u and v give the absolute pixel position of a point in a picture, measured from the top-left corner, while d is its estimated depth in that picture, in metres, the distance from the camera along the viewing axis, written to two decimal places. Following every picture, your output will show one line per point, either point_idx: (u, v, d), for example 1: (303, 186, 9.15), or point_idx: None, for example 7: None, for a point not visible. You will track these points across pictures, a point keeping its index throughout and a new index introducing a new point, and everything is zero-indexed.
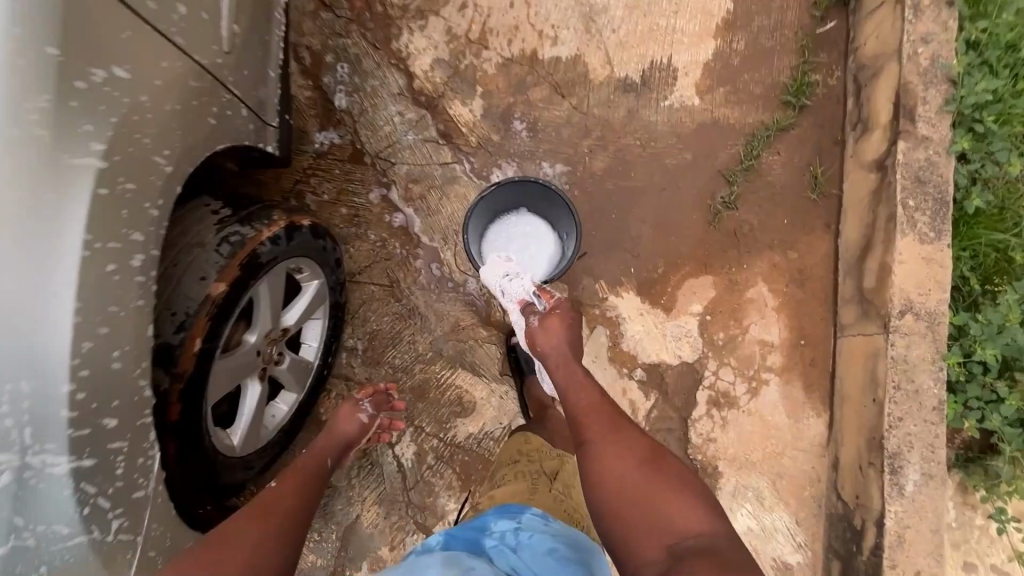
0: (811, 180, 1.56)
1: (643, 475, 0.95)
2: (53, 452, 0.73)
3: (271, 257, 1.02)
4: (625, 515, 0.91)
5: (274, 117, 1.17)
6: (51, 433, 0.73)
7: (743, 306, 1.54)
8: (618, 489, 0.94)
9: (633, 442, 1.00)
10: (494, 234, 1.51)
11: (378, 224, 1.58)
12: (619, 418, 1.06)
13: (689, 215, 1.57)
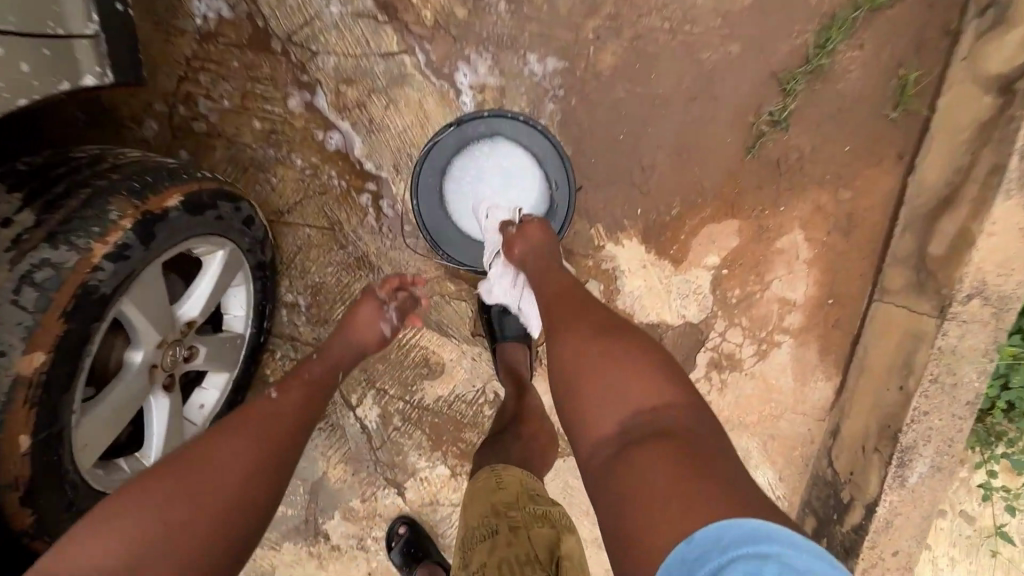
0: (896, 88, 1.14)
1: (608, 351, 0.85)
2: None
3: (116, 283, 0.74)
4: (585, 392, 0.83)
5: (85, 22, 0.78)
6: None
7: (769, 258, 1.25)
8: (578, 366, 0.85)
9: (597, 320, 0.92)
10: (459, 170, 1.15)
11: (305, 144, 1.18)
12: (583, 297, 0.98)
13: (720, 138, 1.19)
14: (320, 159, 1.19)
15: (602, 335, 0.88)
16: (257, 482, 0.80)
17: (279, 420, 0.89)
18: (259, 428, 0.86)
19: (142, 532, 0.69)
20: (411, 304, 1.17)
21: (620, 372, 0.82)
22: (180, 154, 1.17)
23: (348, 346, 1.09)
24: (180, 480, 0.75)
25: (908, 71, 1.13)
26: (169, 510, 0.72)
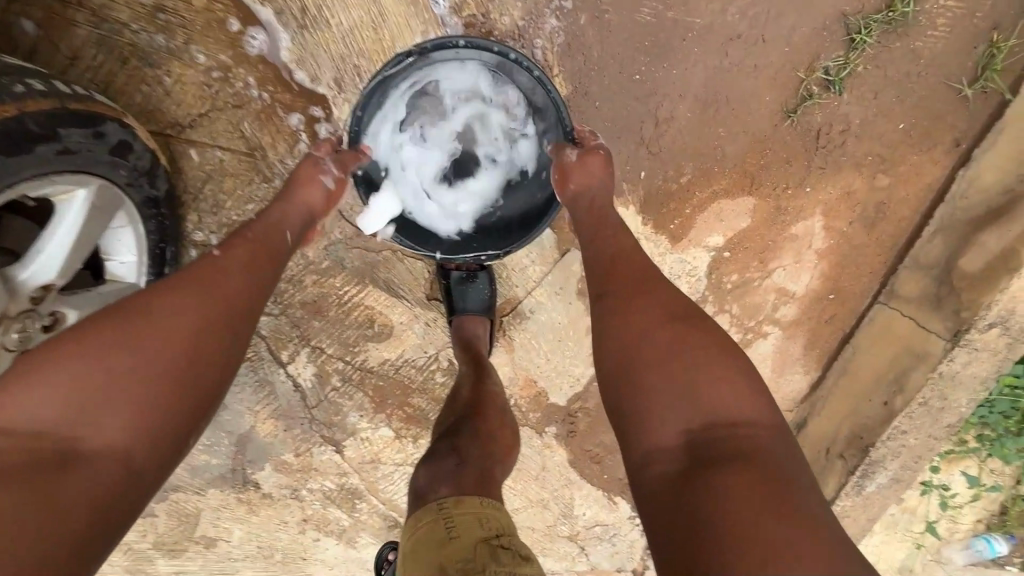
0: (982, 57, 0.91)
1: (677, 337, 0.65)
2: None
3: None
4: (646, 382, 0.64)
5: None
6: None
7: (778, 243, 1.08)
8: (639, 347, 0.66)
9: (669, 293, 0.71)
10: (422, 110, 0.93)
11: (210, 34, 0.86)
12: (644, 270, 0.74)
13: (759, 92, 0.94)
14: (234, 56, 0.87)
15: (673, 322, 0.67)
16: (217, 333, 0.61)
17: (246, 265, 0.68)
18: (200, 282, 0.63)
19: (76, 390, 0.53)
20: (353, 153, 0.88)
21: (695, 370, 0.63)
22: (23, 27, 0.82)
23: (304, 195, 0.81)
24: (116, 331, 0.57)
25: (1003, 36, 0.90)
26: (109, 365, 0.55)
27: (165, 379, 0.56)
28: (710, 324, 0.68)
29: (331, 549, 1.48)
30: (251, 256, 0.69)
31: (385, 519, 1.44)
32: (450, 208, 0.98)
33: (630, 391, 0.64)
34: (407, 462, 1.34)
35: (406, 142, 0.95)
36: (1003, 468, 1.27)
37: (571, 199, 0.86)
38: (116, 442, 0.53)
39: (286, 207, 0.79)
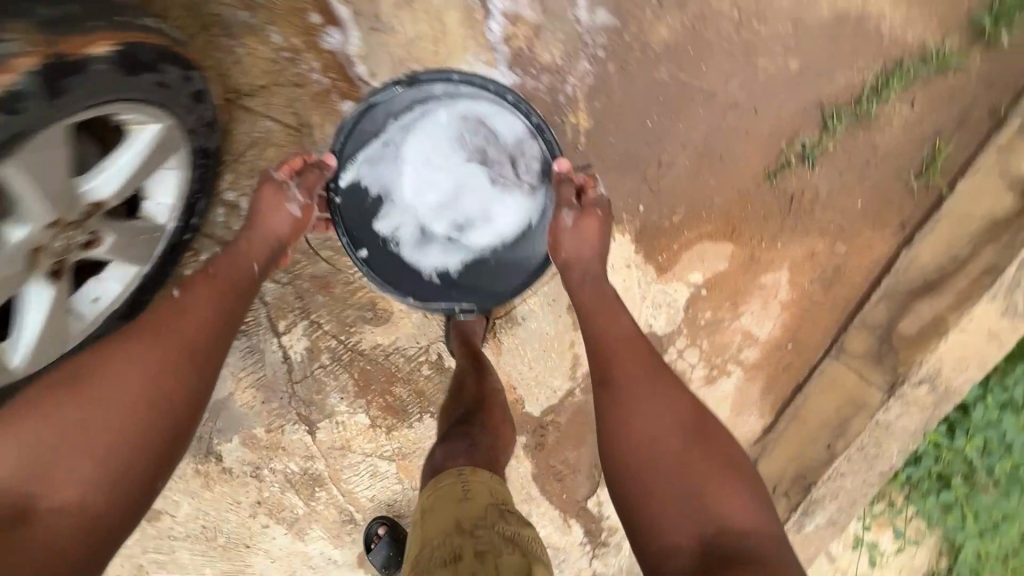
0: (927, 157, 1.09)
1: (685, 442, 0.78)
2: None
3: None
4: (654, 487, 0.75)
5: None
6: None
7: (748, 289, 1.22)
8: (648, 455, 0.77)
9: (678, 395, 0.83)
10: (419, 152, 1.07)
11: (290, 20, 0.97)
12: (659, 368, 0.86)
13: (748, 153, 1.10)
14: (305, 42, 0.98)
15: (683, 427, 0.80)
16: (161, 381, 0.71)
17: (194, 305, 0.78)
18: (153, 334, 0.74)
19: (37, 451, 0.65)
20: (317, 178, 0.97)
21: (693, 470, 0.75)
22: None
23: (268, 226, 0.91)
24: (67, 394, 0.67)
25: (943, 143, 1.09)
26: (66, 425, 0.66)
27: (119, 430, 0.67)
28: (717, 432, 0.81)
29: (281, 536, 1.46)
30: (205, 298, 0.80)
31: (342, 512, 1.44)
32: (433, 252, 1.11)
33: (633, 483, 0.77)
34: (375, 454, 1.37)
35: (401, 181, 1.08)
36: (926, 532, 1.31)
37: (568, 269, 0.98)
38: (76, 490, 0.64)
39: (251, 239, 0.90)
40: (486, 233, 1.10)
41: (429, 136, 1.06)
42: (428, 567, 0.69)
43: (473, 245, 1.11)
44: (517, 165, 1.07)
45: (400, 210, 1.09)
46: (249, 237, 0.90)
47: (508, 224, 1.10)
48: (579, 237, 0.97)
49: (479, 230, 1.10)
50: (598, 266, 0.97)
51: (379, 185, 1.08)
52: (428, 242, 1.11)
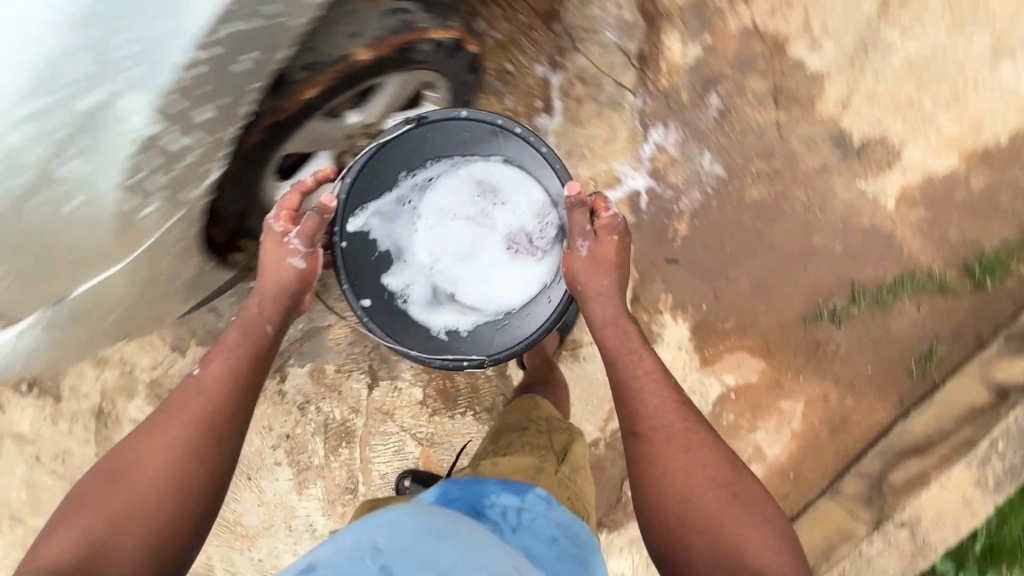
0: (925, 350, 1.41)
1: (716, 501, 0.91)
2: (81, 159, 0.70)
3: (421, 61, 0.97)
4: (693, 549, 0.89)
5: None
6: (96, 133, 0.69)
7: (769, 409, 1.46)
8: (688, 519, 0.91)
9: (715, 457, 0.95)
10: (431, 213, 1.21)
11: (520, 96, 1.44)
12: (700, 427, 0.97)
13: (793, 299, 1.44)
14: (520, 110, 1.44)
15: (719, 488, 0.92)
16: (186, 459, 0.84)
17: (212, 380, 0.90)
18: (181, 413, 0.87)
19: (86, 539, 0.78)
20: (314, 222, 1.04)
21: (721, 525, 0.89)
22: None
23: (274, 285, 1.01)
24: (113, 484, 0.83)
25: (938, 344, 1.41)
26: (109, 512, 0.81)
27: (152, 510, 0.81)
28: (752, 493, 0.93)
29: (283, 481, 1.53)
30: (218, 372, 0.92)
31: (350, 480, 1.53)
32: (444, 312, 1.21)
33: (678, 547, 0.91)
34: (408, 431, 1.51)
35: (411, 237, 1.21)
36: None
37: (594, 324, 1.09)
38: (126, 562, 0.78)
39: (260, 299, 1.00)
40: (499, 294, 1.21)
41: (437, 198, 1.21)
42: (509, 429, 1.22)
43: (479, 307, 1.21)
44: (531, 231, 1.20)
45: (415, 266, 1.21)
46: (264, 297, 1.00)
47: (519, 290, 1.21)
48: (599, 264, 1.10)
49: (490, 295, 1.21)
50: (615, 289, 1.10)
51: (390, 239, 1.20)
52: (442, 298, 1.22)
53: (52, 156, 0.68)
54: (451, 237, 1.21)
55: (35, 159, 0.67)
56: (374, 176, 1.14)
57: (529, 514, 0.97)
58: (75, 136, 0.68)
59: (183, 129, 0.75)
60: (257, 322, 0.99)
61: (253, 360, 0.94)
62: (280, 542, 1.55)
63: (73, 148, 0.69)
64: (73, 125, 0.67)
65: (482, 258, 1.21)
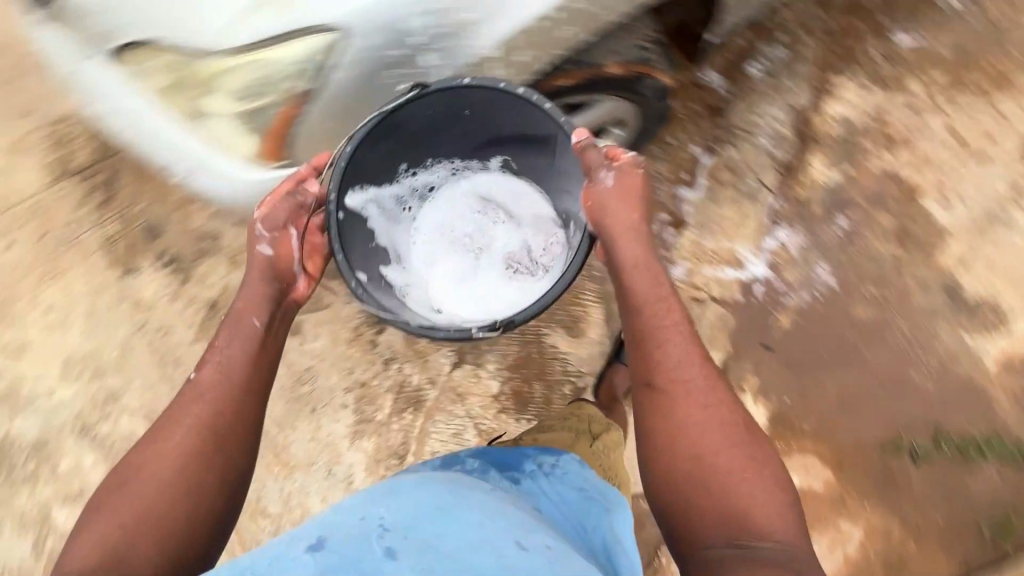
0: (1001, 517, 1.41)
1: (730, 462, 0.94)
2: (431, 58, 0.91)
3: (636, 95, 1.17)
4: (692, 496, 0.93)
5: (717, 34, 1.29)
6: (451, 47, 0.91)
7: (827, 525, 1.44)
8: (689, 467, 0.95)
9: (734, 422, 0.98)
10: (431, 221, 1.29)
11: (672, 165, 1.62)
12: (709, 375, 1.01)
13: (877, 423, 1.47)
14: (668, 174, 1.62)
15: (724, 429, 0.97)
16: (189, 459, 0.89)
17: (211, 384, 0.95)
18: (183, 418, 0.93)
19: (104, 539, 0.83)
20: (283, 207, 0.99)
21: (731, 485, 0.92)
22: None
23: (260, 271, 1.00)
24: (122, 490, 0.88)
25: (1016, 515, 1.40)
26: (121, 513, 0.85)
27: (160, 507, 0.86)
28: (767, 459, 0.96)
29: (340, 428, 1.59)
30: (216, 376, 0.96)
31: (403, 447, 1.57)
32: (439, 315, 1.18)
33: (680, 497, 0.94)
34: (475, 419, 1.58)
35: (406, 243, 1.27)
36: None
37: (622, 267, 1.06)
38: (149, 552, 0.83)
39: (247, 294, 1.01)
40: (496, 305, 1.21)
41: (437, 212, 1.29)
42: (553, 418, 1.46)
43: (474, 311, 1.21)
44: (531, 249, 1.26)
45: (414, 272, 1.25)
46: (248, 288, 1.01)
47: (516, 304, 1.20)
48: (619, 203, 1.06)
49: (487, 306, 1.21)
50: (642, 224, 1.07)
51: (387, 238, 1.22)
52: (439, 303, 1.22)
53: (418, 52, 0.89)
54: (448, 247, 1.28)
55: (406, 48, 0.88)
56: (370, 147, 1.04)
57: (563, 469, 1.19)
58: (439, 43, 0.89)
59: (503, 64, 0.96)
60: (246, 315, 1.00)
61: (250, 359, 0.98)
62: (313, 483, 1.57)
63: (432, 50, 0.90)
64: (446, 36, 0.89)
65: (479, 270, 1.26)
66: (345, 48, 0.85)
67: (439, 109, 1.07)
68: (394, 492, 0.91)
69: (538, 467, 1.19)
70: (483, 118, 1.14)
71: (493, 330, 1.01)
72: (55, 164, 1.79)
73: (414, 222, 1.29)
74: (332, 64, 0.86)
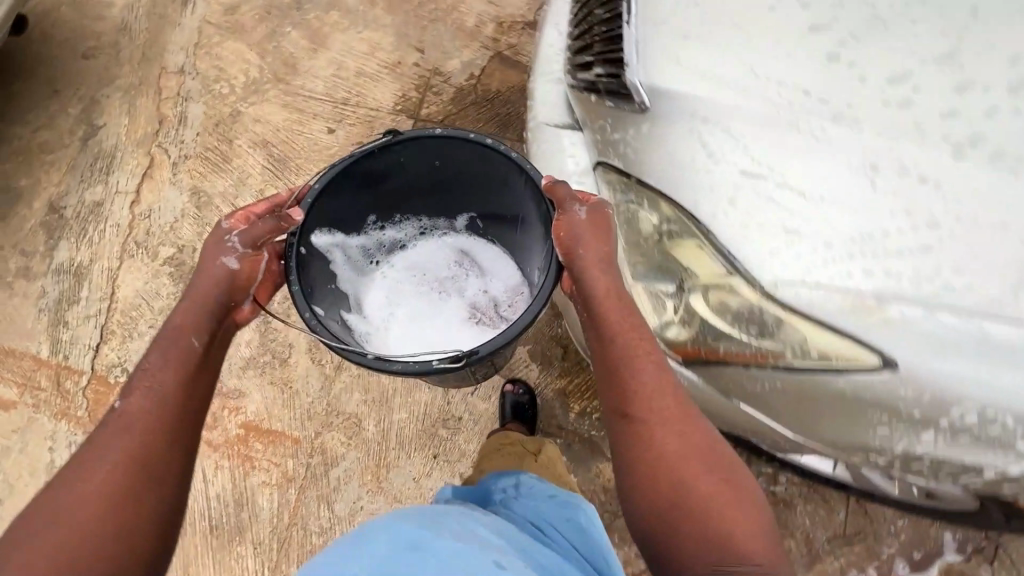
0: None
1: (710, 484, 0.81)
2: (928, 435, 0.75)
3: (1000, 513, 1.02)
4: (673, 533, 0.79)
5: None
6: (961, 443, 0.74)
7: None
8: (662, 505, 0.81)
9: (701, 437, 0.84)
10: (399, 271, 1.60)
11: (912, 534, 1.42)
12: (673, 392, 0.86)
13: None
14: (903, 539, 1.42)
15: (692, 448, 0.83)
16: (117, 475, 0.87)
17: (140, 414, 0.93)
18: (109, 445, 0.90)
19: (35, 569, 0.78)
20: (269, 225, 1.16)
21: (711, 507, 0.79)
22: None
23: (226, 289, 1.10)
24: (39, 527, 0.82)
25: None
26: (46, 542, 0.81)
27: (89, 527, 0.82)
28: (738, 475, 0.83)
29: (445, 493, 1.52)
30: (145, 404, 0.95)
31: None
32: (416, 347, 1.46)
33: (660, 535, 0.80)
34: None
35: (373, 293, 1.57)
36: None
37: (592, 298, 0.89)
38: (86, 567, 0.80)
39: (189, 309, 1.06)
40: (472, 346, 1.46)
41: (408, 260, 1.61)
42: (493, 452, 1.42)
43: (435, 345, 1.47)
44: (495, 301, 1.57)
45: (393, 320, 1.52)
46: (200, 297, 1.07)
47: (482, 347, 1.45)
48: (593, 222, 0.90)
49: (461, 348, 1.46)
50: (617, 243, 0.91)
51: (353, 284, 1.51)
52: (416, 340, 1.48)
53: (926, 422, 0.74)
54: (415, 290, 1.59)
55: (919, 413, 0.74)
56: (347, 187, 1.35)
57: (527, 485, 1.21)
58: (956, 431, 0.73)
59: (979, 482, 0.78)
60: (190, 333, 1.03)
61: (186, 380, 0.99)
62: None
63: (939, 431, 0.74)
64: (970, 432, 0.72)
65: (457, 315, 1.54)
66: (865, 374, 0.74)
67: (416, 166, 1.43)
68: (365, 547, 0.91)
69: (503, 492, 1.21)
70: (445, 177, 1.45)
71: (455, 363, 1.04)
72: (410, 105, 1.97)
73: (383, 273, 1.60)
74: (839, 371, 0.75)
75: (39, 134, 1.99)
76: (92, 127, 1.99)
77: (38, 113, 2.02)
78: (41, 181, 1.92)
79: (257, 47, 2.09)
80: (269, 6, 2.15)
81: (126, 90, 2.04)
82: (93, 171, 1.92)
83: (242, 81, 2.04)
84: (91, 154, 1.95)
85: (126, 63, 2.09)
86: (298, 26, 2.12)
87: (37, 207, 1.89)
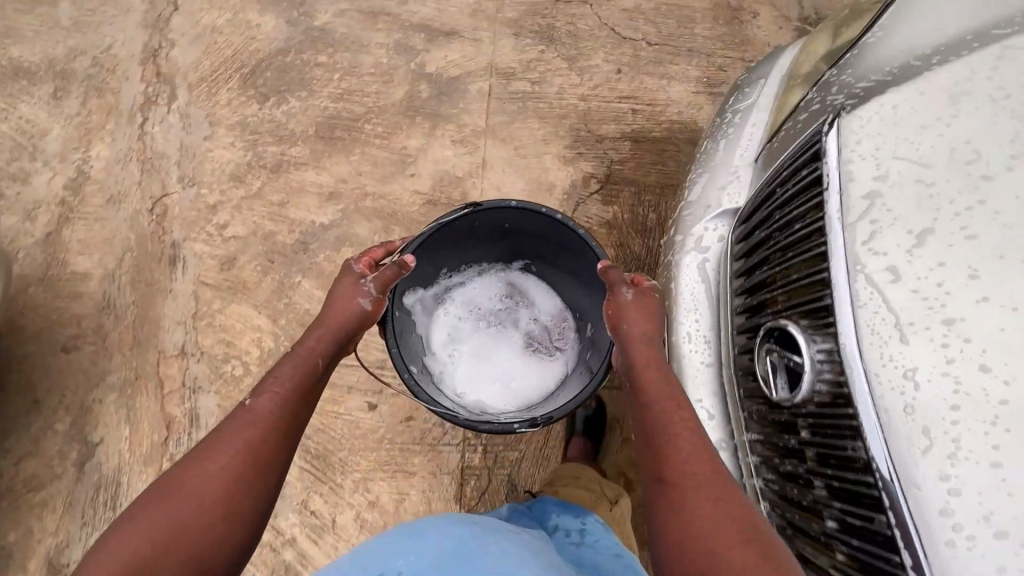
0: None
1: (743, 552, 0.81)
2: None
3: None
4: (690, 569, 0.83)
5: None
6: None
7: None
8: (688, 539, 0.85)
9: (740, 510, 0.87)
10: (457, 308, 1.57)
11: None
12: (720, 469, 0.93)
13: None
14: None
15: (731, 512, 0.86)
16: (241, 459, 0.92)
17: (265, 416, 0.98)
18: (238, 436, 0.95)
19: (156, 530, 0.83)
20: (390, 272, 1.22)
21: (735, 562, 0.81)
22: None
23: (356, 325, 1.19)
24: (170, 490, 0.88)
25: None
26: (177, 503, 0.86)
27: (202, 504, 0.87)
28: (772, 548, 0.83)
29: None
30: (270, 406, 1.00)
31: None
32: (485, 391, 1.47)
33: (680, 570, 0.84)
34: None
35: (435, 335, 1.53)
36: None
37: (636, 368, 1.09)
38: (194, 538, 0.84)
39: (322, 336, 1.14)
40: (537, 394, 1.47)
41: (465, 295, 1.58)
42: None
43: (500, 388, 1.48)
44: (554, 333, 1.57)
45: (458, 365, 1.50)
46: (323, 333, 1.15)
47: (547, 387, 1.48)
48: (638, 304, 1.14)
49: (527, 392, 1.47)
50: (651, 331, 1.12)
51: (421, 330, 1.50)
52: (486, 385, 1.48)
53: None
54: (473, 327, 1.56)
55: None
56: (434, 248, 1.39)
57: (592, 535, 1.22)
58: None
59: None
60: (311, 358, 1.11)
61: (304, 390, 1.05)
62: None
63: None
64: None
65: (518, 347, 1.55)
66: None
67: (488, 226, 1.44)
68: (409, 541, 0.99)
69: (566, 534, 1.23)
70: (513, 233, 1.47)
71: (533, 426, 1.18)
72: None
73: (444, 312, 1.56)
74: None
75: (23, 466, 1.68)
76: (86, 446, 1.69)
77: (19, 435, 1.71)
78: (35, 532, 1.62)
79: (267, 308, 1.83)
80: (271, 251, 1.90)
81: (121, 388, 1.76)
82: (96, 510, 1.65)
83: (256, 353, 1.80)
84: (91, 483, 1.66)
85: (116, 350, 1.80)
86: (308, 272, 1.87)
87: (34, 567, 1.60)
